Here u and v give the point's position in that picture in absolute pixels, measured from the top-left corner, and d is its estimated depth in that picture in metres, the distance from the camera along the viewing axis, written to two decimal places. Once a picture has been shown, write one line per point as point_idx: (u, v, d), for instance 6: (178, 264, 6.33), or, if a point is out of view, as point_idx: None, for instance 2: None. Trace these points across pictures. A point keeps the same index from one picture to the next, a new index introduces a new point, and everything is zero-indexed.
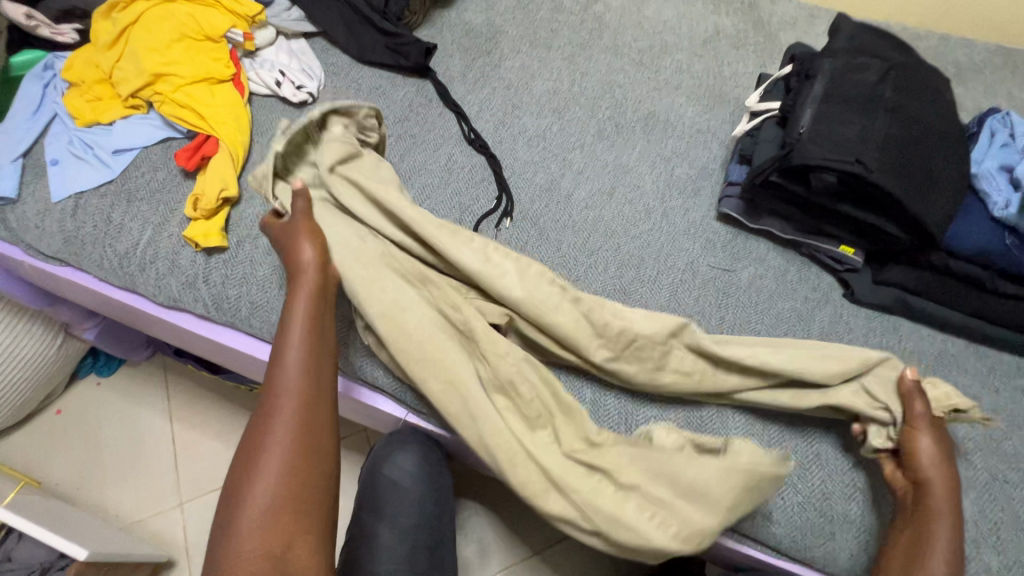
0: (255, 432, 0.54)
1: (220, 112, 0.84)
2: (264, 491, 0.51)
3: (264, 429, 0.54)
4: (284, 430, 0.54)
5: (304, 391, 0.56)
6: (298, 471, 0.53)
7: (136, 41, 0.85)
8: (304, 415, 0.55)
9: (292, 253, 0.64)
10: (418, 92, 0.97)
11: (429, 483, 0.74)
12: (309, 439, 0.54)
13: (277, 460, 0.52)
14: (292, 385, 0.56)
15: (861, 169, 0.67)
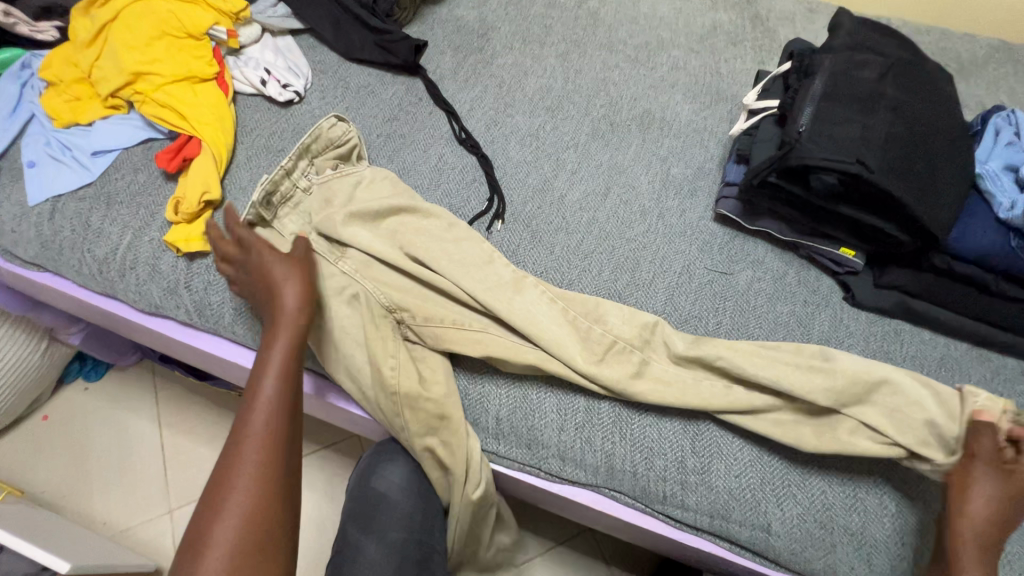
0: (214, 494, 0.51)
1: (203, 112, 0.81)
2: (220, 561, 0.48)
3: (223, 491, 0.51)
4: (246, 489, 0.51)
5: (271, 445, 0.53)
6: (259, 535, 0.49)
7: (115, 38, 0.82)
8: (267, 471, 0.52)
9: (273, 289, 0.63)
10: (407, 91, 0.94)
11: (419, 495, 0.72)
12: (271, 499, 0.51)
13: (234, 525, 0.49)
14: (257, 438, 0.53)
15: (862, 170, 0.65)
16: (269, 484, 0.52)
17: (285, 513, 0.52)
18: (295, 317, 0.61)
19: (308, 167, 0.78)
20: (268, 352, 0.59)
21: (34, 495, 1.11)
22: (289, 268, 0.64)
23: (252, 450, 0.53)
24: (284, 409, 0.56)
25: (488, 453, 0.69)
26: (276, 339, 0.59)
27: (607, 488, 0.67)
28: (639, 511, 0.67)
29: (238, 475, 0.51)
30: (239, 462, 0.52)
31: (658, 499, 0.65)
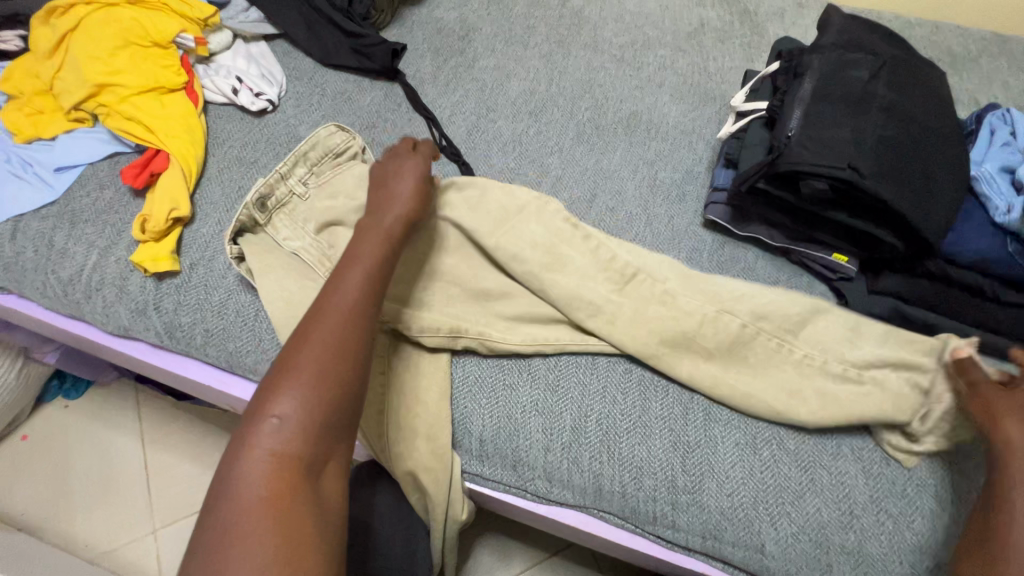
0: (289, 353, 0.51)
1: (170, 125, 0.78)
2: (284, 425, 0.47)
3: (295, 362, 0.50)
4: (316, 367, 0.50)
5: (345, 332, 0.52)
6: (326, 414, 0.49)
7: (76, 49, 0.79)
8: (337, 359, 0.51)
9: (385, 188, 0.62)
10: (386, 96, 0.91)
11: (402, 521, 0.69)
12: (337, 387, 0.50)
13: (300, 403, 0.48)
14: (336, 322, 0.52)
15: (854, 175, 0.62)
16: (336, 373, 0.50)
17: (348, 408, 0.51)
18: (397, 221, 0.60)
19: (308, 174, 0.76)
20: (364, 248, 0.57)
21: (13, 518, 1.08)
22: (406, 173, 0.63)
23: (329, 331, 0.52)
24: (365, 304, 0.54)
25: (474, 475, 0.66)
26: (371, 233, 0.58)
27: (596, 508, 0.65)
28: (629, 532, 0.65)
29: (318, 346, 0.51)
30: (315, 339, 0.51)
31: (649, 520, 0.63)
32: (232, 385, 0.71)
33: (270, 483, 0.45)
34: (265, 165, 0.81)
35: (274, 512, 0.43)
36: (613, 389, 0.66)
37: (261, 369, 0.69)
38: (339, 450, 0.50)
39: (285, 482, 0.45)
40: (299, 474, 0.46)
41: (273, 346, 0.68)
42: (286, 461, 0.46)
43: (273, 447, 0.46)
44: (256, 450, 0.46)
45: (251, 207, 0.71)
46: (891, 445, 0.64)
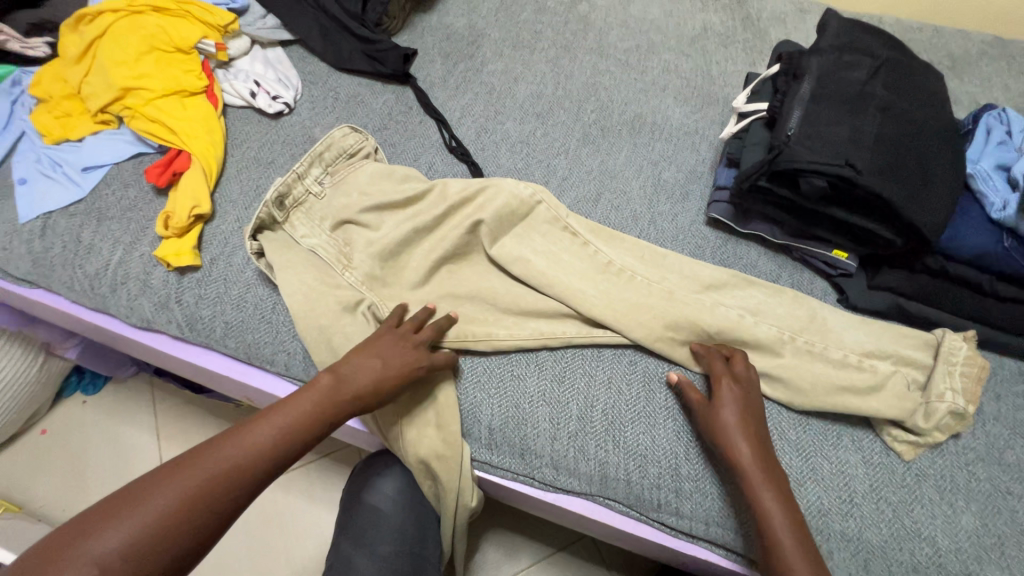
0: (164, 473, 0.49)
1: (192, 126, 0.81)
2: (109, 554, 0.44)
3: (163, 485, 0.48)
4: (177, 501, 0.47)
5: (228, 481, 0.50)
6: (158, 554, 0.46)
7: (103, 55, 0.82)
8: (200, 503, 0.48)
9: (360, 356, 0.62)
10: (398, 99, 0.94)
11: (413, 509, 0.72)
12: (181, 535, 0.47)
13: (135, 534, 0.45)
14: (226, 463, 0.51)
15: (852, 172, 0.64)
16: (195, 519, 0.48)
17: (176, 563, 0.47)
18: (351, 394, 0.59)
19: (323, 175, 0.78)
20: (298, 403, 0.57)
21: (33, 509, 1.11)
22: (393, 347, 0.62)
23: (212, 468, 0.50)
24: (262, 461, 0.53)
25: (483, 463, 0.68)
26: (316, 388, 0.58)
27: (601, 496, 0.66)
28: (634, 519, 0.67)
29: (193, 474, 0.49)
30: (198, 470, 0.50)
31: (654, 507, 0.65)
32: (250, 376, 0.74)
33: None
34: (282, 166, 0.84)
35: None
36: (618, 380, 0.69)
37: (278, 359, 0.71)
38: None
39: None
40: None
41: (290, 337, 0.71)
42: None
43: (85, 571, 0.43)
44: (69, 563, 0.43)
45: (271, 205, 0.73)
46: (891, 437, 0.66)
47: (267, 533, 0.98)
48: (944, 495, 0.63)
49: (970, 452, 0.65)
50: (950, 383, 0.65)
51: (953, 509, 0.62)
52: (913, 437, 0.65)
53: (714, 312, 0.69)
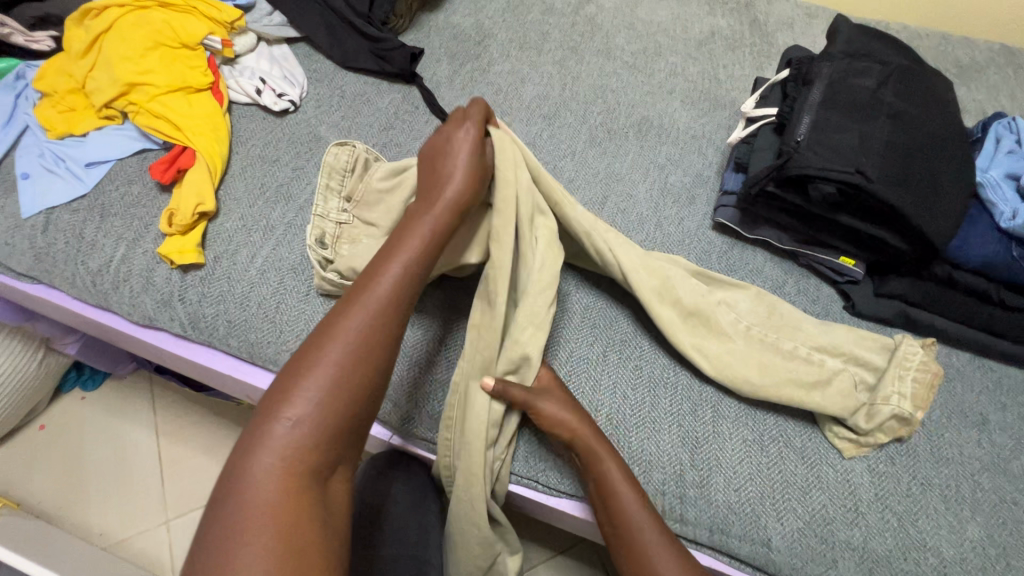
0: (311, 344, 0.51)
1: (198, 123, 0.81)
2: (296, 426, 0.47)
3: (315, 357, 0.50)
4: (342, 360, 0.50)
5: (373, 326, 0.52)
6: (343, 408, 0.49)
7: (108, 50, 0.82)
8: (362, 358, 0.51)
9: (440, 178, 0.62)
10: (404, 99, 0.94)
11: (414, 509, 0.73)
12: (360, 387, 0.50)
13: (319, 395, 0.48)
14: (369, 311, 0.53)
15: (862, 179, 0.64)
16: (360, 364, 0.51)
17: (370, 395, 0.51)
18: (449, 206, 0.60)
19: (344, 202, 0.76)
20: (413, 231, 0.58)
21: (31, 505, 1.11)
22: (461, 148, 0.63)
23: (357, 327, 0.52)
24: (400, 296, 0.54)
25: None
26: (420, 222, 0.59)
27: None
28: None
29: (341, 334, 0.51)
30: (343, 330, 0.51)
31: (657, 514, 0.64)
32: (252, 375, 0.73)
33: (277, 477, 0.45)
34: (287, 164, 0.83)
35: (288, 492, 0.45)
36: (625, 386, 0.68)
37: (281, 359, 0.71)
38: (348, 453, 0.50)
39: (291, 481, 0.45)
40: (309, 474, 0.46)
41: (293, 337, 0.70)
42: (298, 459, 0.46)
43: (282, 444, 0.46)
44: (267, 445, 0.46)
45: (314, 246, 0.71)
46: (833, 432, 0.66)
47: None
48: (949, 505, 0.63)
49: (976, 462, 0.65)
50: (899, 387, 0.64)
51: (958, 519, 0.62)
52: (853, 434, 0.65)
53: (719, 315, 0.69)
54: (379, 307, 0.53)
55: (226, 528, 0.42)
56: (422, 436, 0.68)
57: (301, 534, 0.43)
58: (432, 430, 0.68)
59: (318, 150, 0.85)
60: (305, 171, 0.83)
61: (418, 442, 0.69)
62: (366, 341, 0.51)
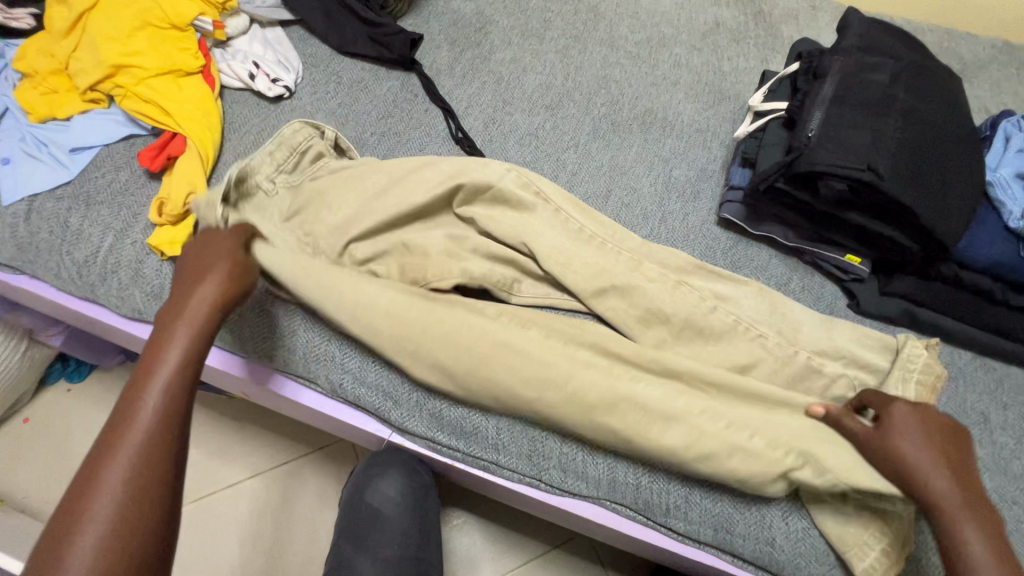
0: (73, 502, 0.46)
1: (188, 108, 0.78)
2: None
3: (76, 521, 0.45)
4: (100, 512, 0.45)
5: (139, 465, 0.47)
6: (123, 554, 0.44)
7: (93, 29, 0.78)
8: (129, 502, 0.46)
9: (192, 281, 0.57)
10: (402, 86, 0.91)
11: (413, 506, 0.73)
12: (128, 536, 0.45)
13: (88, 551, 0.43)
14: (132, 445, 0.48)
15: (873, 177, 0.63)
16: (126, 509, 0.45)
17: (146, 538, 0.45)
18: (207, 307, 0.55)
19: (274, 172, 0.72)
20: (170, 342, 0.53)
21: (16, 500, 1.08)
22: (215, 254, 0.58)
23: (120, 463, 0.47)
24: (176, 388, 0.51)
25: (488, 463, 0.66)
26: (180, 334, 0.53)
27: (610, 501, 0.65)
28: (640, 525, 0.65)
29: (100, 488, 0.46)
30: (106, 478, 0.46)
31: (662, 512, 0.63)
32: (247, 368, 0.71)
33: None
34: None
35: None
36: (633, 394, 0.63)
37: (278, 354, 0.68)
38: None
39: None
40: None
41: (293, 332, 0.68)
42: None
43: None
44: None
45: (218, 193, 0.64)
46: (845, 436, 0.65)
47: (261, 528, 0.96)
48: None
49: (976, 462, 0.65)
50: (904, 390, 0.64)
51: None
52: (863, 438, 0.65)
53: (715, 311, 0.67)
54: (132, 444, 0.48)
55: None
56: (423, 434, 0.67)
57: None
58: (430, 427, 0.66)
59: None
60: None
61: (417, 440, 0.68)
62: (131, 478, 0.46)
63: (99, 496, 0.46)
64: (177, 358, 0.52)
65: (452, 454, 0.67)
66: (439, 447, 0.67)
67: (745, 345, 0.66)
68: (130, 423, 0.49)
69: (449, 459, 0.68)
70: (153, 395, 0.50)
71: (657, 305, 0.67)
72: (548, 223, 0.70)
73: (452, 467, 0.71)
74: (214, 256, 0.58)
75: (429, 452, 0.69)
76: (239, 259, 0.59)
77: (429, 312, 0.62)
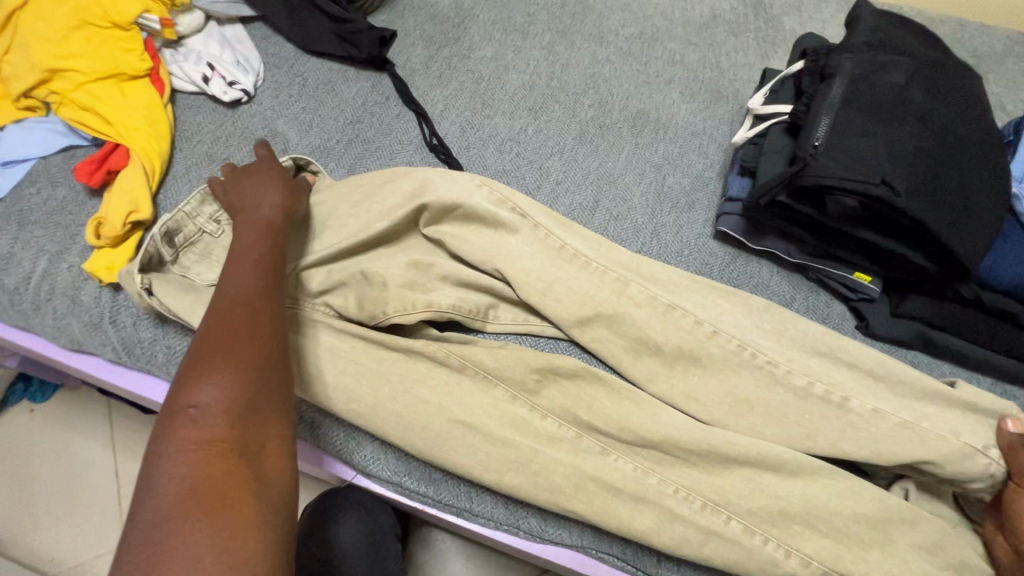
0: (193, 346, 0.46)
1: (131, 116, 0.71)
2: (203, 414, 0.42)
3: (198, 360, 0.45)
4: (228, 342, 0.46)
5: (250, 313, 0.48)
6: (253, 382, 0.45)
7: (24, 29, 0.71)
8: (249, 340, 0.47)
9: (253, 194, 0.61)
10: (373, 88, 0.84)
11: (370, 551, 0.66)
12: (259, 368, 0.46)
13: (224, 372, 0.44)
14: (239, 299, 0.49)
15: (888, 192, 0.57)
16: (250, 344, 0.46)
17: (274, 376, 0.47)
18: (275, 208, 0.59)
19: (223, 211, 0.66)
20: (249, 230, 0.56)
21: None
22: (265, 175, 0.62)
23: (245, 323, 0.48)
24: (269, 258, 0.54)
25: (461, 510, 0.60)
26: (259, 224, 0.57)
27: (594, 550, 0.59)
28: (628, 574, 0.59)
29: (219, 328, 0.47)
30: (222, 318, 0.48)
31: (652, 562, 0.58)
32: None
33: (202, 464, 0.40)
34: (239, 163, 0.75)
35: (220, 487, 0.39)
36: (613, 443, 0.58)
37: None
38: (277, 430, 0.46)
39: (216, 465, 0.40)
40: (233, 458, 0.41)
41: None
42: (214, 445, 0.41)
43: (194, 434, 0.41)
44: (175, 442, 0.41)
45: (157, 240, 0.62)
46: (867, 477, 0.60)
47: None
48: None
49: None
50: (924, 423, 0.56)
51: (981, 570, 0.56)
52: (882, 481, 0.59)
53: (716, 337, 0.60)
54: (240, 294, 0.50)
55: (167, 549, 0.36)
56: (388, 478, 0.60)
57: (231, 512, 0.39)
58: (397, 470, 0.60)
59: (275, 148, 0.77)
60: None
61: (383, 484, 0.61)
62: (249, 318, 0.48)
63: (232, 347, 0.46)
64: (266, 237, 0.56)
65: (421, 499, 0.61)
66: (407, 492, 0.61)
67: (746, 377, 0.59)
68: (232, 282, 0.51)
69: (418, 504, 0.62)
70: (252, 262, 0.53)
71: (647, 335, 0.60)
72: (527, 243, 0.63)
73: (422, 511, 0.65)
74: (263, 176, 0.62)
75: (396, 496, 0.62)
76: (298, 184, 0.65)
77: (386, 366, 0.58)
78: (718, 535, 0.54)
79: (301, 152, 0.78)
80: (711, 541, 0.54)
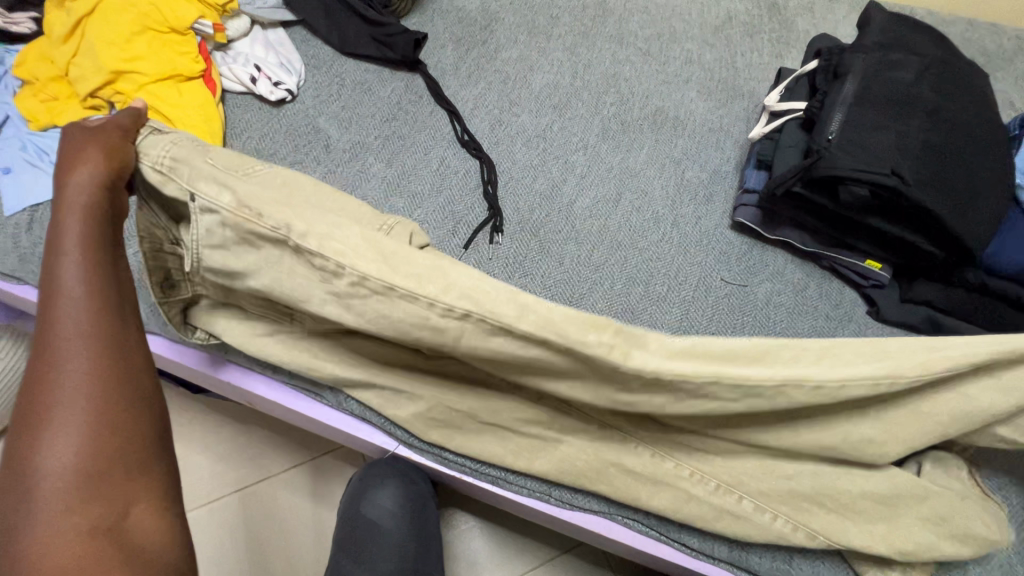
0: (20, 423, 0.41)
1: (189, 115, 0.77)
2: (49, 505, 0.39)
3: (29, 442, 0.40)
4: (57, 414, 0.41)
5: (72, 372, 0.42)
6: (95, 452, 0.41)
7: (91, 34, 0.76)
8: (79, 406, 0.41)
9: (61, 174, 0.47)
10: (407, 88, 0.89)
11: (411, 518, 0.73)
12: (95, 436, 0.41)
13: (58, 454, 0.40)
14: (58, 353, 0.42)
15: (898, 182, 0.61)
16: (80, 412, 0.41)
17: (119, 434, 0.42)
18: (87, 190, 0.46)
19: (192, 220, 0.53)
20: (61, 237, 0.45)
21: None
22: (76, 142, 0.47)
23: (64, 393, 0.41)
24: (93, 279, 0.44)
25: (497, 477, 0.65)
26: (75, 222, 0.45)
27: (622, 516, 0.63)
28: (653, 539, 0.63)
29: (43, 400, 0.41)
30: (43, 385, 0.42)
31: (675, 526, 0.62)
32: (250, 381, 0.68)
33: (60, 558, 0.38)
34: (285, 159, 0.81)
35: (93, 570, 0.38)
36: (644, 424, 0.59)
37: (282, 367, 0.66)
38: (142, 486, 0.43)
39: (84, 548, 0.39)
40: (103, 536, 0.40)
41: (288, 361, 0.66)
42: (74, 531, 0.39)
43: (40, 528, 0.39)
44: (27, 537, 0.39)
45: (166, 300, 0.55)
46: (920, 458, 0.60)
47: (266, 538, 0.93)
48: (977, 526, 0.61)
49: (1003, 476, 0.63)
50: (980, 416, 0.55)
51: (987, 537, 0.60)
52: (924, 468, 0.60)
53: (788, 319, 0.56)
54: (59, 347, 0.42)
55: None
56: (429, 447, 0.65)
57: None
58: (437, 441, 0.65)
59: (318, 144, 0.82)
60: (305, 166, 0.81)
61: (424, 453, 0.66)
62: (71, 381, 0.42)
63: (54, 429, 0.40)
64: (89, 246, 0.45)
65: (460, 467, 0.65)
66: (446, 461, 0.65)
67: None
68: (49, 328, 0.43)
69: (457, 472, 0.67)
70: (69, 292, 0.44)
71: None
72: None
73: (459, 480, 0.69)
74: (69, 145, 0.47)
75: (436, 465, 0.67)
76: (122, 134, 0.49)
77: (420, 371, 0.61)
78: (731, 513, 0.58)
79: (341, 147, 0.83)
80: (725, 518, 0.58)
